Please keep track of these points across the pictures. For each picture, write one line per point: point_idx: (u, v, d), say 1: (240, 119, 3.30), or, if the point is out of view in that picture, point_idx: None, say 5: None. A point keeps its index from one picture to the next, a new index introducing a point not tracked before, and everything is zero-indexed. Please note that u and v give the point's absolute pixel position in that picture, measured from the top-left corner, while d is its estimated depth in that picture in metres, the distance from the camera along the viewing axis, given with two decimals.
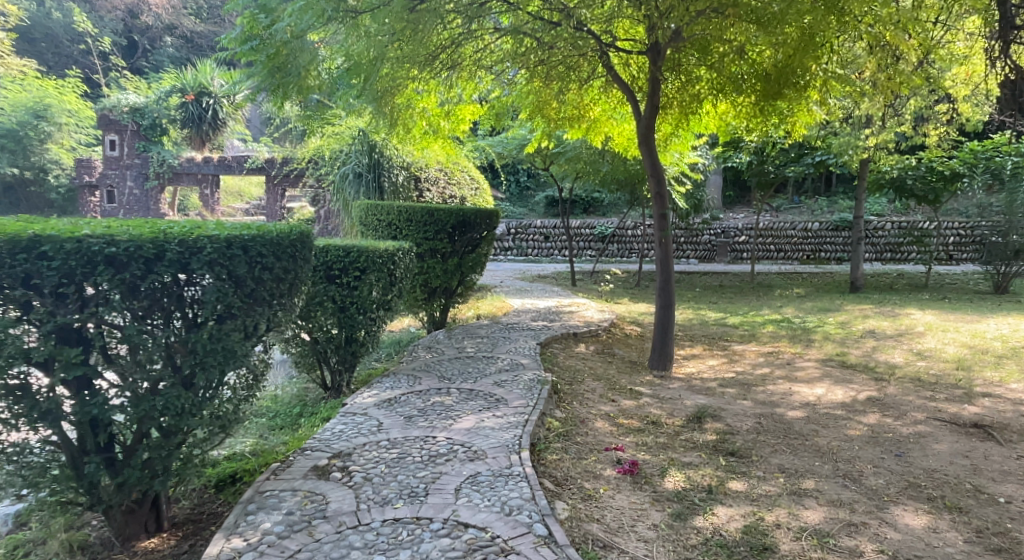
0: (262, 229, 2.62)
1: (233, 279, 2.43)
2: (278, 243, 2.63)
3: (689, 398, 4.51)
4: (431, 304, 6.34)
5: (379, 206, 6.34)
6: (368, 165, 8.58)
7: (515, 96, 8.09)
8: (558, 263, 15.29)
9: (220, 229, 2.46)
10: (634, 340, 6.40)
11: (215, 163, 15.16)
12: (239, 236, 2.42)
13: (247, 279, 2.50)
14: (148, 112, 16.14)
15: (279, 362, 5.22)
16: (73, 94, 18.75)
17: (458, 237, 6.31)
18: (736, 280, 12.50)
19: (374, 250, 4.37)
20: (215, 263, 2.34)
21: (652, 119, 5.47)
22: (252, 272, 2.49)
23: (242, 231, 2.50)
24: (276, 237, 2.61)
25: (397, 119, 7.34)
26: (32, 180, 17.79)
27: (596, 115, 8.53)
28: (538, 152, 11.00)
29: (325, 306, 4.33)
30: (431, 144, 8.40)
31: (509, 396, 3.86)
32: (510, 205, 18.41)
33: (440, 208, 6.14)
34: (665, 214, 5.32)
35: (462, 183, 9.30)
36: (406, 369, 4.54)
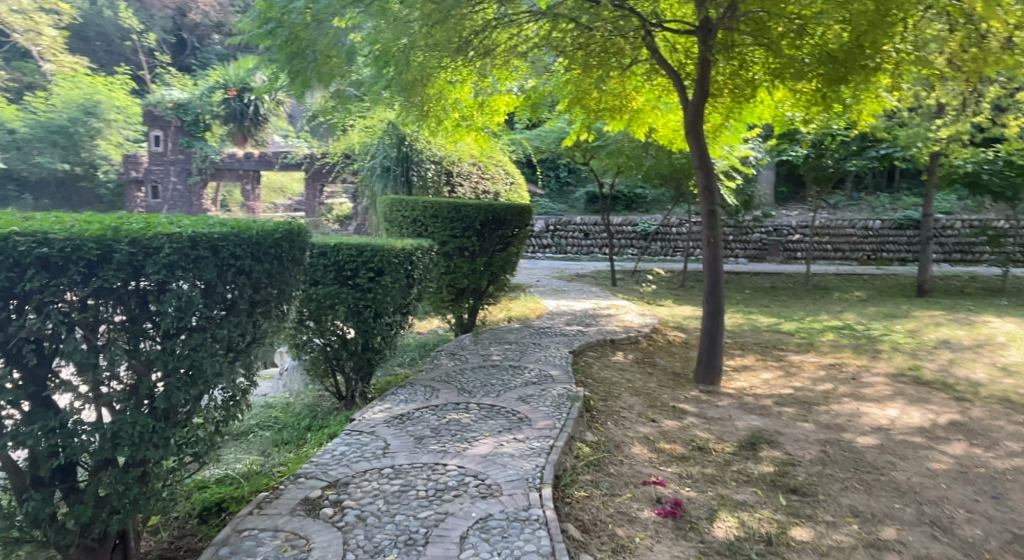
0: (239, 226, 2.26)
1: (199, 284, 2.08)
2: (257, 243, 2.28)
3: (740, 419, 3.99)
4: (459, 306, 5.99)
5: (403, 202, 5.95)
6: (397, 158, 8.33)
7: (554, 86, 7.64)
8: (598, 262, 14.77)
9: (185, 227, 2.10)
10: (678, 348, 5.88)
11: (256, 158, 15.12)
12: (205, 234, 2.06)
13: (218, 284, 2.14)
14: (191, 108, 16.48)
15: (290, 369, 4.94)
16: (122, 91, 19.17)
17: (487, 234, 5.92)
18: (790, 282, 11.75)
19: (390, 249, 4.00)
20: (177, 265, 1.98)
21: (701, 105, 4.88)
22: (222, 276, 2.13)
23: (213, 229, 2.14)
24: (255, 236, 2.26)
25: (427, 111, 6.98)
26: (82, 175, 18.48)
27: (639, 106, 8.00)
28: (577, 146, 10.51)
29: (338, 311, 3.97)
30: (464, 137, 8.01)
31: (533, 415, 3.42)
32: (550, 201, 17.96)
33: (467, 204, 5.76)
34: (714, 212, 4.79)
35: (497, 178, 8.64)
36: (424, 380, 4.16)
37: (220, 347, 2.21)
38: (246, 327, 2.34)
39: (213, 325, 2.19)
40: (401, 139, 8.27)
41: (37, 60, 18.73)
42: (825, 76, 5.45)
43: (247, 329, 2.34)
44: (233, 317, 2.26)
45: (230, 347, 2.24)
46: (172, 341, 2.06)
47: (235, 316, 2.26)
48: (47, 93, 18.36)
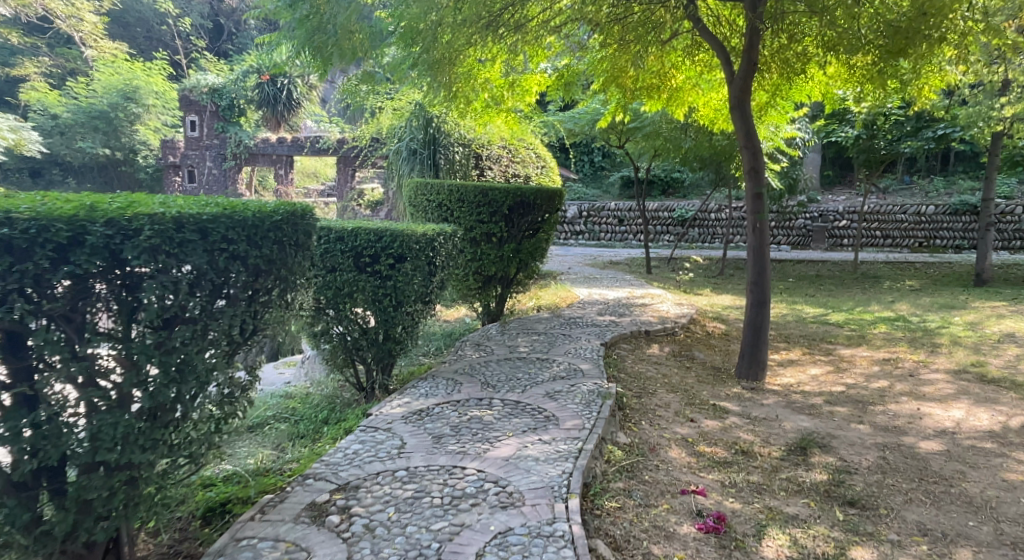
0: (232, 207, 2.06)
1: (186, 270, 1.87)
2: (254, 226, 2.06)
3: (788, 420, 3.68)
4: (487, 294, 5.79)
5: (429, 185, 5.73)
6: (424, 141, 8.11)
7: (589, 64, 7.31)
8: (633, 248, 14.38)
9: (170, 207, 1.89)
10: (718, 340, 5.56)
11: (289, 143, 15.09)
12: (192, 214, 1.86)
13: (210, 271, 1.93)
14: (225, 93, 16.76)
15: (305, 363, 4.82)
16: (160, 76, 19.41)
17: (516, 219, 5.68)
18: (836, 270, 11.22)
19: (411, 234, 3.78)
20: (159, 249, 1.77)
21: (748, 79, 4.51)
22: (213, 262, 1.93)
23: (201, 209, 1.94)
24: (250, 218, 2.05)
25: (457, 93, 6.75)
26: (122, 161, 18.92)
27: (678, 84, 7.62)
28: (613, 128, 10.14)
29: (357, 300, 3.78)
30: (494, 118, 7.76)
31: (561, 414, 3.18)
32: (583, 186, 17.60)
33: (495, 187, 5.51)
34: (760, 195, 4.44)
35: (527, 161, 8.35)
36: (446, 372, 3.95)
37: (212, 340, 2.00)
38: (243, 318, 2.13)
39: (205, 315, 1.98)
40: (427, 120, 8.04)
41: (79, 46, 19.08)
42: (884, 48, 5.04)
43: (244, 321, 2.13)
44: (228, 308, 2.05)
45: (223, 341, 2.03)
46: (159, 333, 1.85)
47: (229, 306, 2.06)
48: (89, 79, 18.71)
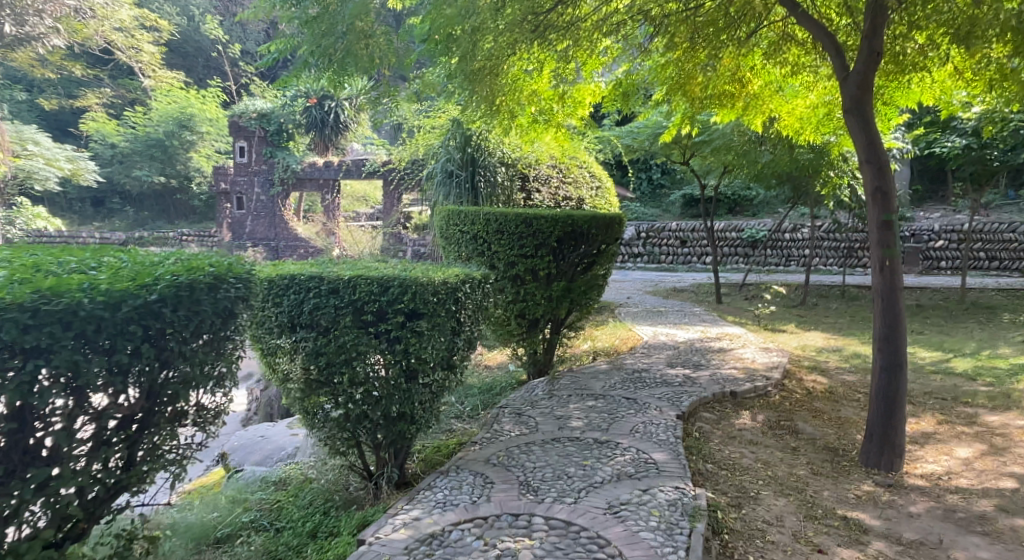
0: (96, 287, 1.86)
1: (5, 442, 1.81)
2: (118, 331, 1.91)
3: (959, 547, 2.54)
4: (533, 339, 4.90)
5: (463, 215, 4.85)
6: (462, 162, 7.19)
7: (651, 73, 6.40)
8: (698, 273, 13.20)
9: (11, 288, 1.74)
10: (821, 401, 4.44)
11: (336, 167, 14.68)
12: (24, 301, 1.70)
13: (49, 433, 1.88)
14: (274, 117, 15.86)
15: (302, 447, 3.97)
16: (214, 103, 18.98)
17: (566, 252, 4.73)
18: (939, 299, 9.82)
19: (426, 282, 2.89)
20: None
21: (870, 74, 3.43)
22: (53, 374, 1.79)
23: (38, 289, 1.75)
24: (110, 292, 1.87)
25: (500, 108, 5.99)
26: (177, 188, 19.18)
27: (756, 91, 6.64)
28: (676, 143, 9.07)
29: (360, 368, 2.90)
30: (542, 134, 6.95)
31: (629, 549, 2.20)
32: (642, 206, 16.50)
33: (540, 215, 4.58)
34: (889, 223, 3.37)
35: (580, 181, 7.21)
36: (476, 462, 3.03)
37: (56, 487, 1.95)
38: (113, 460, 2.12)
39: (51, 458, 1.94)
40: (468, 137, 7.15)
41: (139, 76, 19.23)
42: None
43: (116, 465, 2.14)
44: (90, 459, 2.04)
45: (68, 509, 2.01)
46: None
47: (87, 462, 2.03)
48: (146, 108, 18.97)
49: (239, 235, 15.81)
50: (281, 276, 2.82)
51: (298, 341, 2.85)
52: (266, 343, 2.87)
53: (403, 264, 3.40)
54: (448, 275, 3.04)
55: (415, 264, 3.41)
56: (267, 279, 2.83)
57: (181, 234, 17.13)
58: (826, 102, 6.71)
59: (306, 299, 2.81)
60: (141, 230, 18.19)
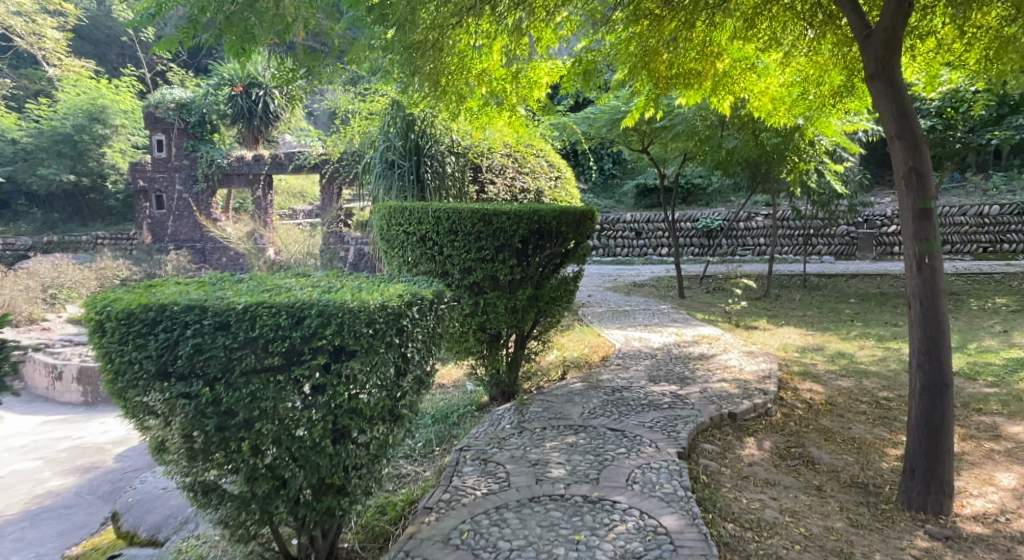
0: None
1: None
2: None
3: None
4: (496, 355, 4.22)
5: (407, 212, 4.05)
6: (404, 150, 6.18)
7: (612, 50, 5.77)
8: (655, 265, 12.75)
9: None
10: (828, 417, 3.89)
11: (267, 161, 13.56)
12: None
13: None
14: (196, 108, 14.45)
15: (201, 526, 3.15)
16: (128, 94, 17.24)
17: (531, 254, 4.02)
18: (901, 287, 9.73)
19: (354, 310, 2.09)
20: None
21: (897, 33, 2.83)
22: None
23: None
24: None
25: (443, 86, 5.28)
26: (91, 188, 17.49)
27: (724, 68, 6.06)
28: (635, 129, 8.48)
29: (266, 433, 2.08)
30: (495, 120, 6.24)
31: None
32: (594, 197, 15.99)
33: (502, 211, 3.84)
34: (927, 212, 2.78)
35: (538, 172, 6.60)
36: (433, 542, 2.28)
37: None
38: None
39: None
40: (410, 122, 6.19)
41: (43, 65, 17.28)
42: None
43: None
44: None
45: None
46: None
47: None
48: (51, 99, 17.16)
49: (161, 236, 14.47)
50: (144, 307, 1.98)
51: (176, 399, 2.01)
52: (131, 403, 2.04)
53: (327, 281, 2.58)
54: (386, 297, 2.24)
55: (349, 280, 2.61)
56: (126, 313, 1.99)
57: (96, 237, 15.60)
58: (798, 81, 6.25)
59: (182, 339, 1.97)
60: (51, 234, 16.50)
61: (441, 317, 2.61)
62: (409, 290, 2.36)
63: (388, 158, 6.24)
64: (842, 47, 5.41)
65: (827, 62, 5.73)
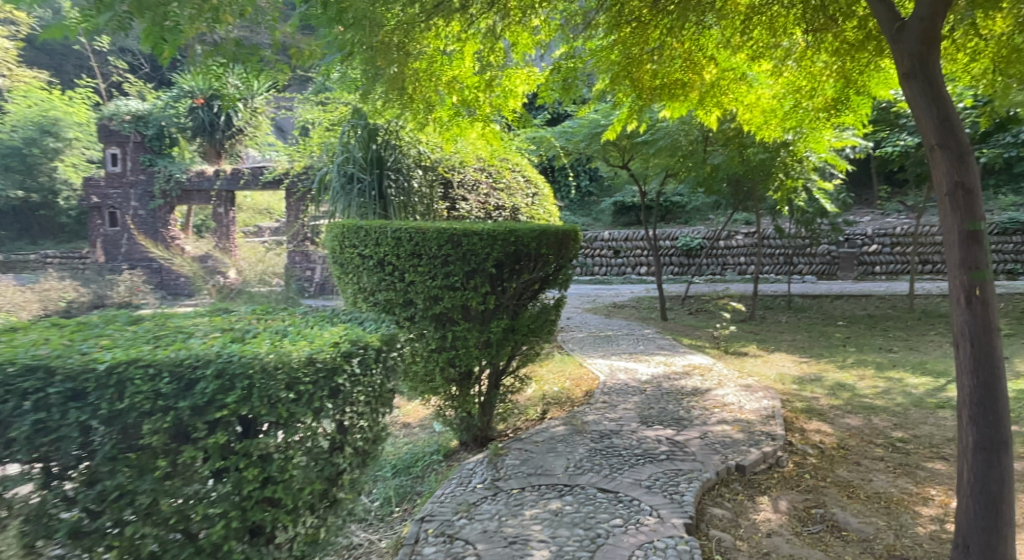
0: None
1: None
2: None
3: None
4: (467, 395, 3.69)
5: (362, 232, 3.50)
6: (365, 162, 5.47)
7: (592, 58, 5.36)
8: (634, 285, 12.36)
9: None
10: (846, 466, 3.44)
11: (229, 177, 12.92)
12: None
13: None
14: (152, 120, 13.59)
15: None
16: (83, 106, 16.20)
17: (506, 280, 3.49)
18: (887, 309, 9.48)
19: (268, 368, 1.54)
20: None
21: (936, 24, 2.40)
22: None
23: None
24: None
25: (409, 91, 4.82)
26: (41, 204, 16.54)
27: (711, 79, 5.66)
28: (615, 144, 8.09)
29: (145, 537, 1.53)
30: (466, 132, 5.76)
31: None
32: (571, 214, 15.62)
33: (473, 230, 3.32)
34: (975, 234, 2.32)
35: (514, 188, 6.22)
36: None
37: None
38: None
39: None
40: (373, 131, 5.49)
41: None
42: None
43: None
44: None
45: None
46: None
47: None
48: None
49: (114, 255, 13.66)
50: None
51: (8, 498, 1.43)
52: None
53: (246, 322, 2.03)
54: (315, 346, 1.69)
55: (276, 323, 2.05)
56: None
57: (44, 255, 14.70)
58: (791, 92, 5.87)
59: (17, 415, 1.40)
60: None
61: (392, 367, 2.07)
62: (350, 336, 1.82)
63: (346, 171, 5.45)
64: (838, 55, 5.08)
65: (821, 71, 5.40)
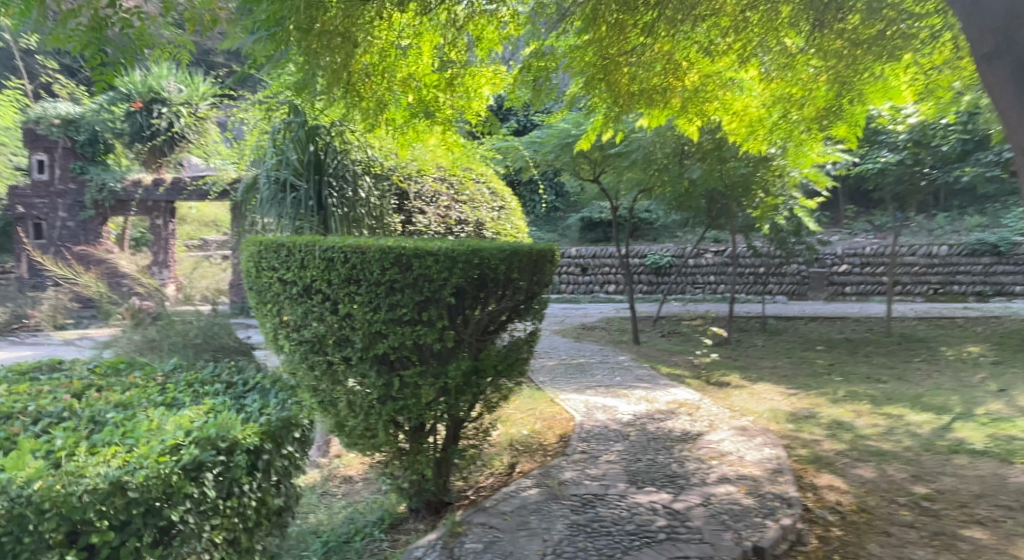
0: None
1: None
2: None
3: None
4: (418, 456, 2.98)
5: (284, 251, 2.76)
6: (300, 166, 4.57)
7: (567, 58, 4.78)
8: (604, 305, 11.81)
9: None
10: (878, 539, 2.85)
11: (169, 185, 11.89)
12: None
13: None
14: (84, 124, 12.55)
15: None
16: (9, 110, 14.27)
17: (467, 312, 2.84)
18: (865, 332, 9.13)
19: (33, 511, 1.46)
20: None
21: None
22: None
23: None
24: None
25: (357, 88, 4.14)
26: None
27: (694, 83, 5.04)
28: (586, 155, 7.55)
29: None
30: (424, 137, 5.08)
31: None
32: (536, 230, 15.06)
33: (427, 249, 2.64)
34: None
35: (478, 201, 5.58)
36: None
37: None
38: None
39: None
40: (311, 131, 4.61)
41: None
42: None
43: None
44: None
45: None
46: None
47: None
48: None
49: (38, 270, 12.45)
50: None
51: None
52: None
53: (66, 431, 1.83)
54: (133, 462, 1.62)
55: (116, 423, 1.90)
56: None
57: None
58: (781, 98, 5.35)
59: None
60: None
61: (247, 488, 1.89)
62: (199, 440, 1.77)
63: (277, 176, 4.59)
64: (827, 61, 4.64)
65: (811, 79, 4.97)
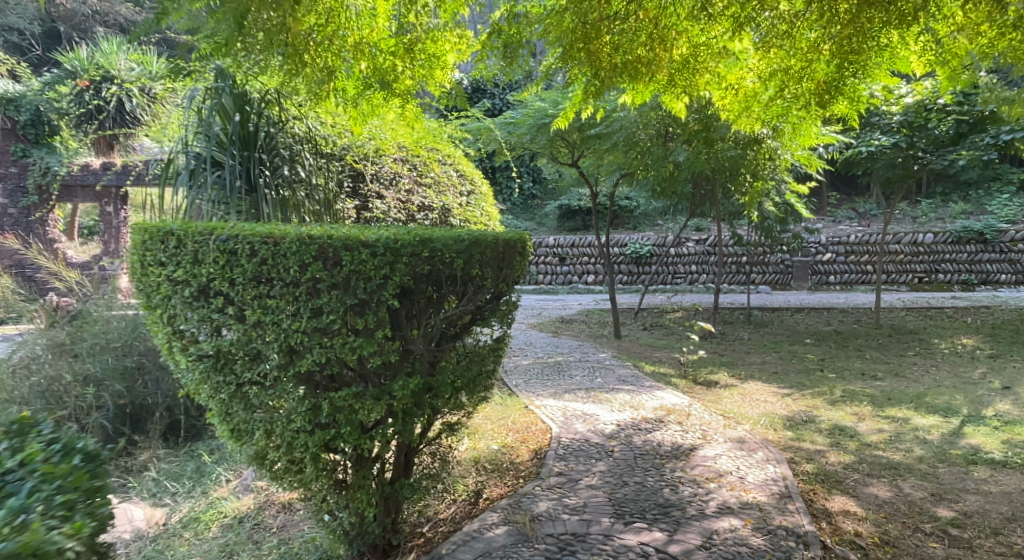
0: None
1: None
2: None
3: None
4: (355, 493, 2.43)
5: (174, 240, 2.16)
6: (225, 140, 3.83)
7: (542, 24, 4.23)
8: (582, 296, 11.34)
9: None
10: None
11: (117, 169, 11.09)
12: None
13: None
14: (26, 103, 11.61)
15: None
16: None
17: (415, 316, 2.31)
18: (855, 324, 8.75)
19: None
20: None
21: None
22: None
23: None
24: None
25: (298, 53, 3.53)
26: None
27: (680, 55, 4.51)
28: (564, 137, 7.07)
29: None
30: (380, 111, 4.48)
31: None
32: (513, 218, 14.51)
33: (360, 238, 2.09)
34: None
35: (444, 184, 5.03)
36: None
37: None
38: None
39: None
40: (241, 98, 3.91)
41: None
42: None
43: None
44: None
45: None
46: None
47: None
48: None
49: None
50: None
51: None
52: None
53: None
54: None
55: None
56: None
57: None
58: (777, 72, 4.82)
59: None
60: None
61: None
62: None
63: (199, 153, 3.82)
64: (830, 26, 4.02)
65: (811, 49, 4.39)
